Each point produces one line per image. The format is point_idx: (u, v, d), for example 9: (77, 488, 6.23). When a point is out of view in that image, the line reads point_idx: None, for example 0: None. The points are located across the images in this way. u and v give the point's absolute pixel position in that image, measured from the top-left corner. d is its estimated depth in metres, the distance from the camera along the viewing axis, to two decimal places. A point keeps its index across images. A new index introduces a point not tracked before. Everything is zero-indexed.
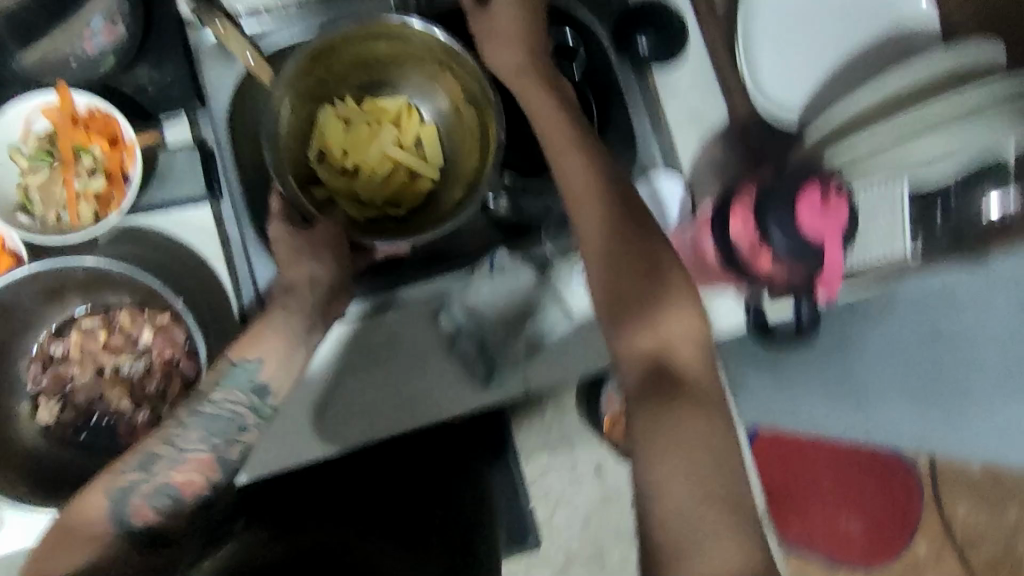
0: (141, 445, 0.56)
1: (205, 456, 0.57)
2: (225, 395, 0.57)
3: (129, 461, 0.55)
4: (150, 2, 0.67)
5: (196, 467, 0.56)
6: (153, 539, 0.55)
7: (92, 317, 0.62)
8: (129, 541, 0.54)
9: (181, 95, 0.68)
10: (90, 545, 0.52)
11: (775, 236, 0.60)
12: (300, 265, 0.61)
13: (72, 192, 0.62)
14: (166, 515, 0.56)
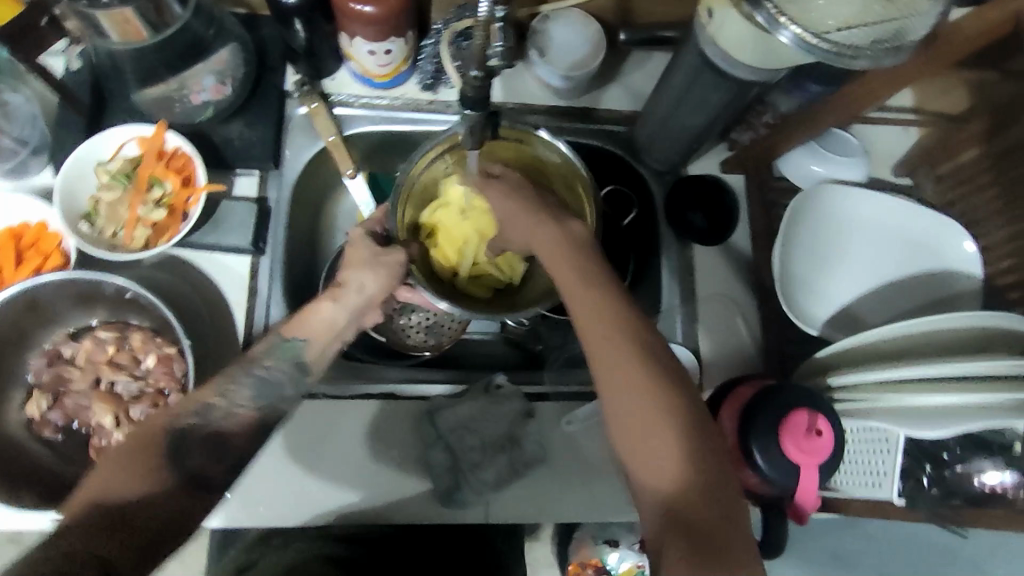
0: (195, 398, 0.55)
1: (248, 416, 0.57)
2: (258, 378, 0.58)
3: (182, 411, 0.55)
4: (259, 68, 0.75)
5: (239, 424, 0.56)
6: (207, 484, 0.54)
7: (111, 330, 0.66)
8: (184, 479, 0.53)
9: (260, 153, 0.73)
10: (146, 481, 0.50)
11: (757, 457, 0.54)
12: (354, 271, 0.63)
13: (135, 215, 0.67)
14: (216, 457, 0.54)
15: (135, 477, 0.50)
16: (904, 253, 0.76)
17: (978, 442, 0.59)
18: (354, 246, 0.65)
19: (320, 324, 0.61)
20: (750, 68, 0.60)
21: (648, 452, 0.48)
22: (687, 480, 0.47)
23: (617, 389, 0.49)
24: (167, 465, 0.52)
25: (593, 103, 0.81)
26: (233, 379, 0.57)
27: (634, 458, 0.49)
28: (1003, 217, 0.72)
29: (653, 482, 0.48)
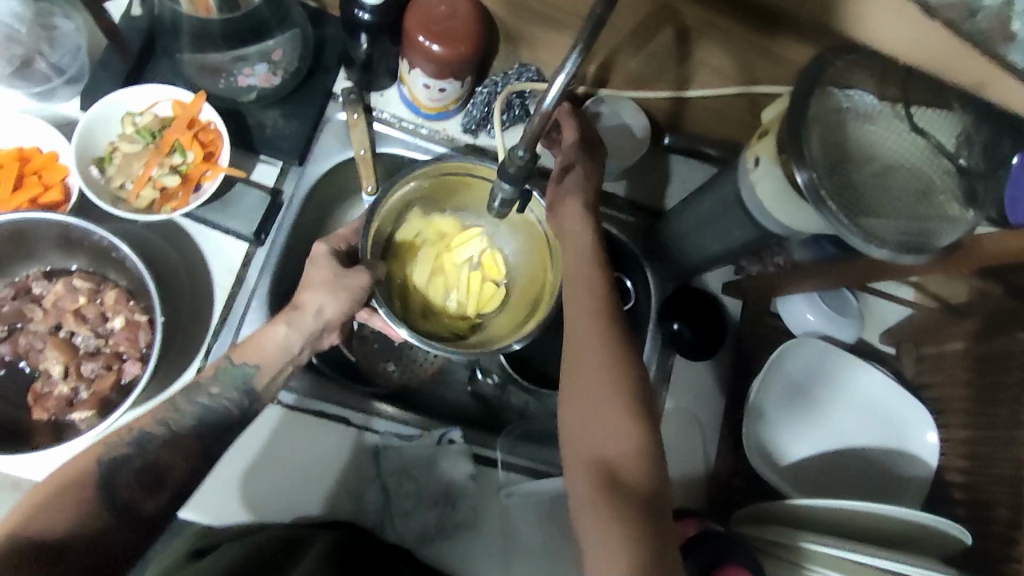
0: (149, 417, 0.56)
1: (192, 442, 0.56)
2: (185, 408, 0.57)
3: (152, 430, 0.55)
4: (313, 68, 0.75)
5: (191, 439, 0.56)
6: (139, 518, 0.53)
7: (85, 280, 0.65)
8: (116, 511, 0.52)
9: (288, 148, 0.73)
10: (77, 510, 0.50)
11: None
12: (313, 294, 0.60)
13: (147, 174, 0.66)
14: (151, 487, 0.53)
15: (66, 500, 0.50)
16: (871, 424, 0.78)
17: None
18: (316, 265, 0.61)
19: (272, 345, 0.59)
20: (780, 223, 0.61)
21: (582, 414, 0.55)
22: (609, 447, 0.53)
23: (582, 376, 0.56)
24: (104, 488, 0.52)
25: (621, 192, 0.82)
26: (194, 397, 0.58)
27: (574, 422, 0.55)
28: (968, 419, 0.75)
29: (572, 441, 0.55)
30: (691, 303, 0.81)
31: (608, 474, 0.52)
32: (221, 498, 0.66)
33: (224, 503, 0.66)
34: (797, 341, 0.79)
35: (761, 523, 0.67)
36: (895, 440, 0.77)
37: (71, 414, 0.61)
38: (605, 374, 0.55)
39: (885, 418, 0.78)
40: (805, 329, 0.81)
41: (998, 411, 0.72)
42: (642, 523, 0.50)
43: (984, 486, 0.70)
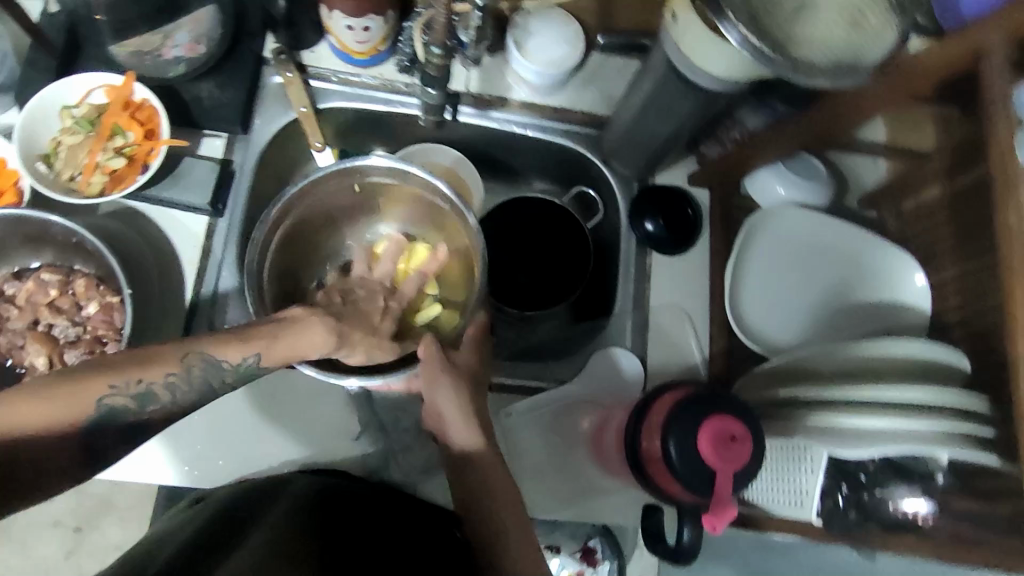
0: (147, 378, 0.49)
1: None
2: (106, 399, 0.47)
3: (127, 385, 0.48)
4: (239, 35, 0.76)
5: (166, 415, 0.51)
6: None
7: (53, 274, 0.66)
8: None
9: (228, 116, 0.74)
10: None
11: (669, 445, 0.54)
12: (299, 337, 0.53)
13: (94, 161, 0.67)
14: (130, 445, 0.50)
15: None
16: (851, 282, 0.77)
17: (896, 467, 0.59)
18: (309, 320, 0.53)
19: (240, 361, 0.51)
20: (718, 78, 0.60)
21: (462, 420, 0.61)
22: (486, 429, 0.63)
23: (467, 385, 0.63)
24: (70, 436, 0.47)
25: (568, 102, 0.82)
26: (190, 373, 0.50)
27: (450, 423, 0.62)
28: (955, 256, 0.71)
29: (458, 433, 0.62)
30: (658, 195, 0.80)
31: (500, 479, 0.60)
32: (221, 454, 0.67)
33: (224, 458, 0.67)
34: (773, 211, 0.79)
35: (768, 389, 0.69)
36: (884, 289, 0.75)
37: None
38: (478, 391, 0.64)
39: (837, 288, 0.77)
40: (778, 200, 0.80)
41: (980, 239, 0.67)
42: (504, 496, 0.60)
43: (979, 317, 0.66)
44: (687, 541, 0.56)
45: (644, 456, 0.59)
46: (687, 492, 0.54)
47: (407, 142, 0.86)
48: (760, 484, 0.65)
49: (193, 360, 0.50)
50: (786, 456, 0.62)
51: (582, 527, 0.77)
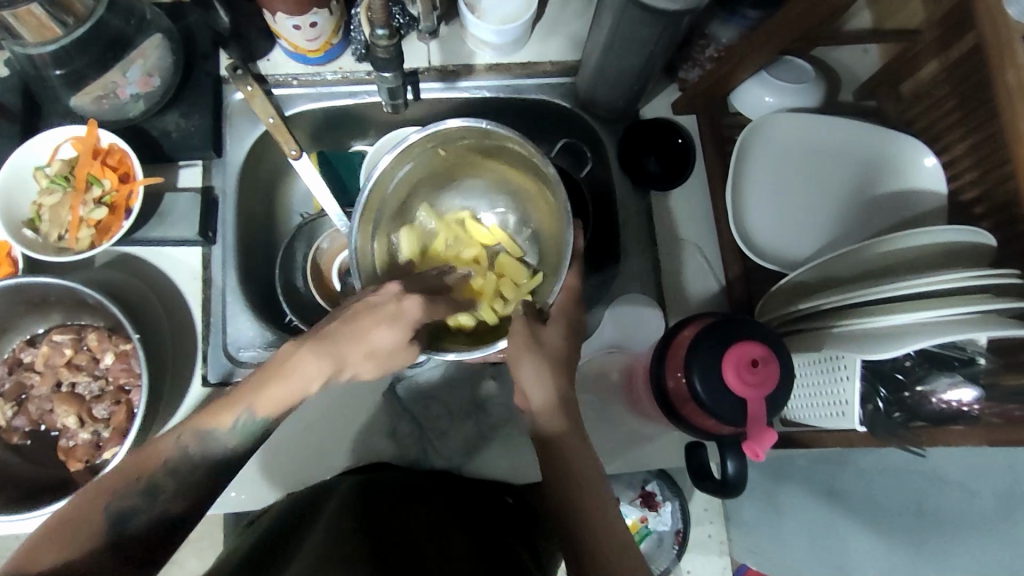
0: (143, 469, 0.49)
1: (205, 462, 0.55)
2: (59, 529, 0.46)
3: (127, 482, 0.49)
4: (192, 59, 0.74)
5: (186, 498, 0.51)
6: None
7: (64, 335, 0.67)
8: None
9: (199, 144, 0.73)
10: None
11: (695, 383, 0.52)
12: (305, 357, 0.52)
13: (77, 217, 0.67)
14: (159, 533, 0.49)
15: (71, 552, 0.45)
16: (862, 177, 0.74)
17: (936, 359, 0.56)
18: (308, 358, 0.52)
19: (295, 380, 0.53)
20: None
21: (546, 400, 0.56)
22: (570, 410, 0.57)
23: (553, 359, 0.59)
24: (109, 533, 0.47)
25: (536, 55, 0.79)
26: (181, 444, 0.51)
27: (539, 407, 0.57)
28: (964, 128, 0.67)
29: (539, 413, 0.57)
30: (645, 132, 0.78)
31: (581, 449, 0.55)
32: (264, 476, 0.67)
33: (269, 480, 0.67)
34: (767, 122, 0.75)
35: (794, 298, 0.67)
36: (895, 180, 0.73)
37: (100, 454, 0.64)
38: (569, 374, 0.59)
39: (850, 187, 0.74)
40: (769, 108, 0.76)
41: (983, 106, 0.63)
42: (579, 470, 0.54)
43: (998, 188, 0.63)
44: (734, 474, 0.55)
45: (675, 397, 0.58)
46: (722, 425, 0.53)
47: (384, 130, 0.85)
48: (796, 402, 0.64)
49: (188, 438, 0.51)
50: (821, 367, 0.61)
51: (638, 476, 0.85)
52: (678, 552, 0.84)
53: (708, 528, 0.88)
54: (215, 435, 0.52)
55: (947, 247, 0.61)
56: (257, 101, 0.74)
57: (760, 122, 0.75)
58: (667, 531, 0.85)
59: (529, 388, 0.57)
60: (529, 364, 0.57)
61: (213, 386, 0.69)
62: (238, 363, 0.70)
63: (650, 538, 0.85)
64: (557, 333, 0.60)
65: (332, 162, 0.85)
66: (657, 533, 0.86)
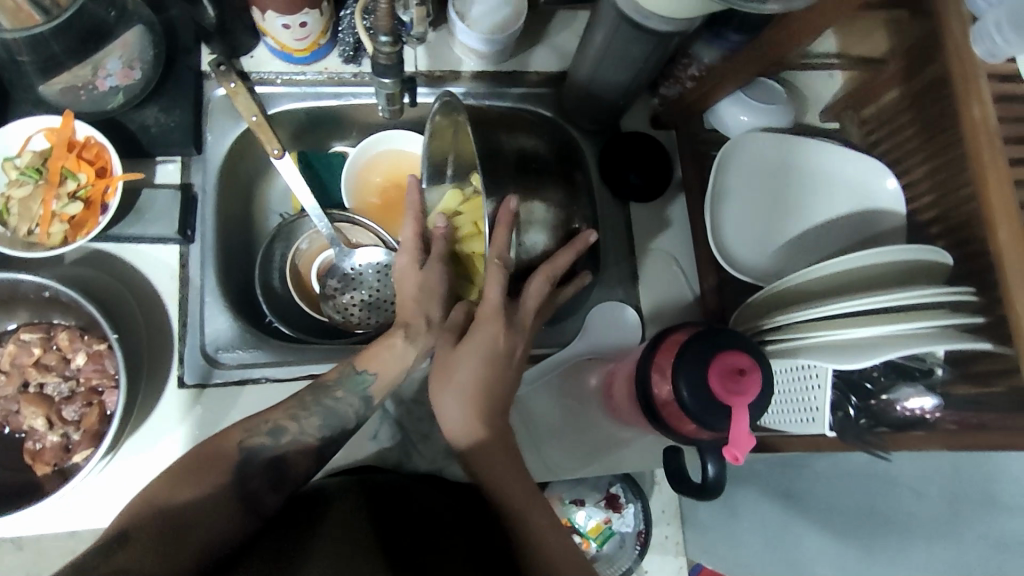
0: (271, 417, 0.61)
1: (317, 439, 0.62)
2: (202, 467, 0.57)
3: (257, 427, 0.60)
4: (173, 53, 0.73)
5: (302, 452, 0.61)
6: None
7: (33, 334, 0.64)
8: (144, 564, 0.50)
9: (180, 140, 0.71)
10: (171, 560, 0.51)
11: (680, 390, 0.55)
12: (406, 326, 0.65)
13: (50, 211, 0.64)
14: (276, 484, 0.59)
15: (195, 490, 0.55)
16: (829, 196, 0.78)
17: (901, 369, 0.62)
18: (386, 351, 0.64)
19: (390, 356, 0.64)
20: (673, 18, 0.59)
21: (464, 424, 0.61)
22: (503, 433, 0.62)
23: (466, 385, 0.61)
24: (231, 480, 0.57)
25: (520, 66, 0.81)
26: (306, 406, 0.62)
27: (453, 428, 0.62)
28: (922, 154, 0.72)
29: (462, 436, 0.61)
30: (625, 145, 0.80)
31: (507, 458, 0.61)
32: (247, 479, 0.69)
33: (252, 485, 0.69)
34: (742, 141, 0.78)
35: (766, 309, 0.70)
36: (860, 199, 0.77)
37: (71, 457, 0.62)
38: (491, 394, 0.61)
39: (817, 205, 0.78)
40: (742, 127, 0.80)
41: (943, 133, 0.68)
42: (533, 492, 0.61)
43: (952, 211, 0.68)
44: (714, 476, 0.57)
45: (659, 403, 0.60)
46: (706, 430, 0.55)
47: (365, 132, 0.85)
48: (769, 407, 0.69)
49: (272, 421, 0.61)
50: (794, 376, 0.64)
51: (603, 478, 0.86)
52: (640, 552, 0.84)
53: (666, 529, 0.87)
54: (266, 441, 0.60)
55: (909, 266, 0.65)
56: (240, 99, 0.72)
57: (736, 141, 0.78)
58: (629, 532, 0.85)
59: (448, 412, 0.61)
60: (442, 389, 0.61)
61: (190, 388, 0.68)
62: (218, 364, 0.69)
63: (611, 540, 0.86)
64: (470, 359, 0.61)
65: (311, 162, 0.84)
66: (620, 534, 0.86)
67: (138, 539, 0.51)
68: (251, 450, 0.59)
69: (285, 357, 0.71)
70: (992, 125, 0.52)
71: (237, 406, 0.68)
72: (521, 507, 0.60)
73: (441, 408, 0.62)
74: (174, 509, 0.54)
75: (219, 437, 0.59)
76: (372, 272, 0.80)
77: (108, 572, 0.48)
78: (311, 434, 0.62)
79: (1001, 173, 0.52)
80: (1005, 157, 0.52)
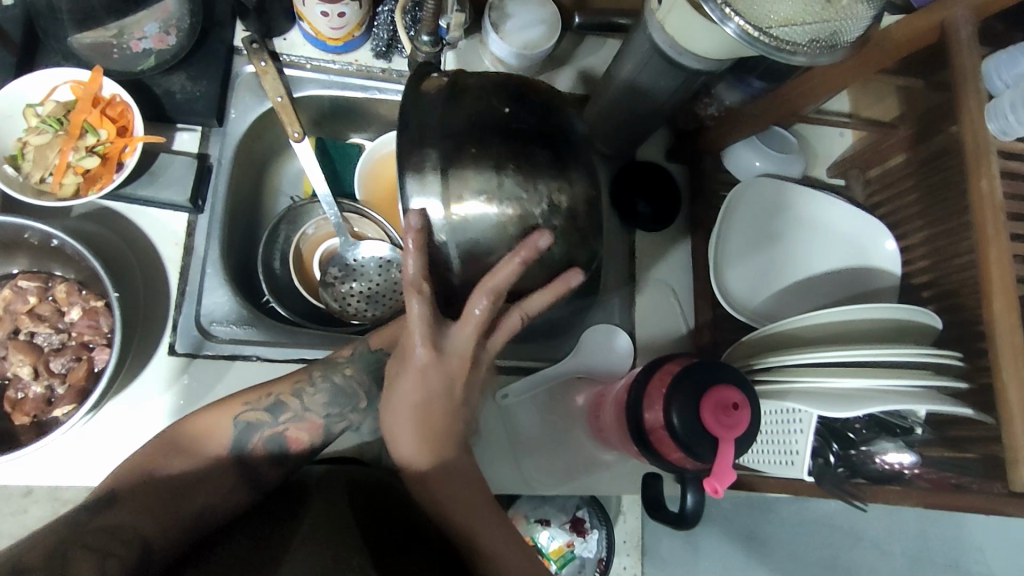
0: (275, 391, 0.63)
1: (317, 419, 0.64)
2: (199, 433, 0.61)
3: (259, 400, 0.63)
4: (208, 24, 0.73)
5: (306, 428, 0.64)
6: (149, 546, 0.54)
7: (31, 281, 0.64)
8: (126, 524, 0.54)
9: (203, 110, 0.71)
10: (152, 522, 0.55)
11: (672, 416, 0.56)
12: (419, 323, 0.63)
13: (65, 161, 0.64)
14: (275, 460, 0.64)
15: (189, 456, 0.60)
16: (830, 248, 0.80)
17: (882, 424, 0.63)
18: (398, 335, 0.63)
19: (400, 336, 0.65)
20: (704, 57, 0.61)
21: (414, 448, 0.60)
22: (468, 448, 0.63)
23: (406, 413, 0.58)
24: (227, 450, 0.61)
25: (545, 85, 0.82)
26: (313, 381, 0.64)
27: (403, 449, 0.60)
28: (922, 218, 0.74)
29: (416, 456, 0.60)
30: (638, 172, 0.82)
31: (456, 479, 0.61)
32: None
33: None
34: (753, 184, 0.80)
35: (759, 349, 0.71)
36: (859, 254, 0.79)
37: (53, 410, 0.62)
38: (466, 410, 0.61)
39: (818, 255, 0.80)
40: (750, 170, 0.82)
41: (945, 201, 0.70)
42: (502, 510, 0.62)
43: (947, 277, 0.70)
44: (692, 507, 0.59)
45: (649, 428, 0.61)
46: (691, 460, 0.56)
47: (384, 127, 0.85)
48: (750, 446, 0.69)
49: (268, 400, 0.63)
50: (777, 419, 0.65)
51: (570, 499, 0.85)
52: None
53: (626, 560, 0.86)
54: (264, 416, 0.63)
55: (901, 325, 0.66)
56: (265, 78, 0.73)
57: (746, 183, 0.80)
58: (589, 558, 0.85)
59: (396, 442, 0.61)
60: (388, 422, 0.60)
61: (180, 356, 0.67)
62: (210, 337, 0.69)
63: (571, 564, 0.85)
64: (405, 391, 0.58)
65: (329, 150, 0.86)
66: (579, 558, 0.85)
67: (131, 497, 0.55)
68: (249, 424, 0.62)
69: (278, 337, 0.71)
70: (995, 200, 0.54)
71: (225, 380, 0.68)
72: (483, 521, 0.60)
73: (389, 427, 0.60)
74: (171, 469, 0.58)
75: (225, 404, 0.62)
76: (374, 265, 0.80)
77: (93, 528, 0.52)
78: (302, 415, 0.64)
79: (1001, 246, 0.54)
80: (1006, 232, 0.54)
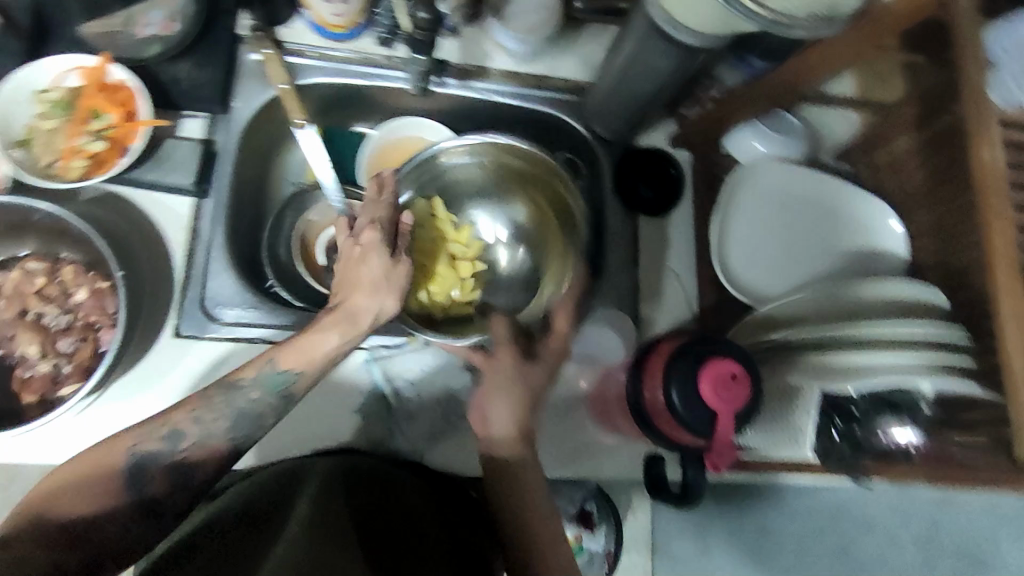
0: (171, 419, 0.53)
1: (219, 445, 0.54)
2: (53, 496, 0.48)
3: (150, 432, 0.52)
4: (213, 13, 0.75)
5: (208, 452, 0.53)
6: None
7: (39, 263, 0.66)
8: None
9: (208, 96, 0.73)
10: None
11: (673, 394, 0.55)
12: (365, 297, 0.58)
13: (73, 146, 0.67)
14: (181, 485, 0.52)
15: (74, 511, 0.48)
16: (840, 232, 0.78)
17: (886, 401, 0.60)
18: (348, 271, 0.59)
19: (319, 347, 0.57)
20: (702, 33, 0.61)
21: (509, 428, 0.61)
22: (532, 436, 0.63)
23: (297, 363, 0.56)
24: (126, 491, 0.50)
25: (547, 70, 0.83)
26: (210, 406, 0.54)
27: (491, 431, 0.62)
28: None
29: (501, 441, 0.61)
30: (641, 156, 0.83)
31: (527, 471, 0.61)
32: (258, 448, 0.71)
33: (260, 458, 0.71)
34: (755, 169, 0.82)
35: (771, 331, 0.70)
36: (869, 236, 0.77)
37: (59, 389, 0.63)
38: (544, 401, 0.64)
39: (826, 241, 0.79)
40: (756, 154, 0.83)
41: None
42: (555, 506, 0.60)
43: None
44: (693, 481, 0.58)
45: (652, 408, 0.59)
46: (693, 437, 0.56)
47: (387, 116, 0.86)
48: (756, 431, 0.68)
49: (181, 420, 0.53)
50: (782, 400, 0.64)
51: (578, 492, 0.78)
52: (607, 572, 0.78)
53: (635, 555, 0.82)
54: (170, 445, 0.52)
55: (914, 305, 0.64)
56: (271, 65, 0.74)
57: (748, 168, 0.82)
58: (599, 551, 0.78)
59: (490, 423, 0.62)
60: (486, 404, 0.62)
61: (184, 338, 0.68)
62: (214, 321, 0.69)
63: (581, 558, 0.77)
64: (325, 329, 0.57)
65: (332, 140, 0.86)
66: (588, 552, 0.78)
67: None
68: (142, 457, 0.51)
69: None
70: (999, 169, 0.54)
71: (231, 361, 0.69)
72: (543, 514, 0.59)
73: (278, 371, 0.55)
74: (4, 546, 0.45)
75: (114, 437, 0.52)
76: None
77: None
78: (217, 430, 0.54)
79: (1005, 219, 0.53)
80: (1009, 204, 0.54)
